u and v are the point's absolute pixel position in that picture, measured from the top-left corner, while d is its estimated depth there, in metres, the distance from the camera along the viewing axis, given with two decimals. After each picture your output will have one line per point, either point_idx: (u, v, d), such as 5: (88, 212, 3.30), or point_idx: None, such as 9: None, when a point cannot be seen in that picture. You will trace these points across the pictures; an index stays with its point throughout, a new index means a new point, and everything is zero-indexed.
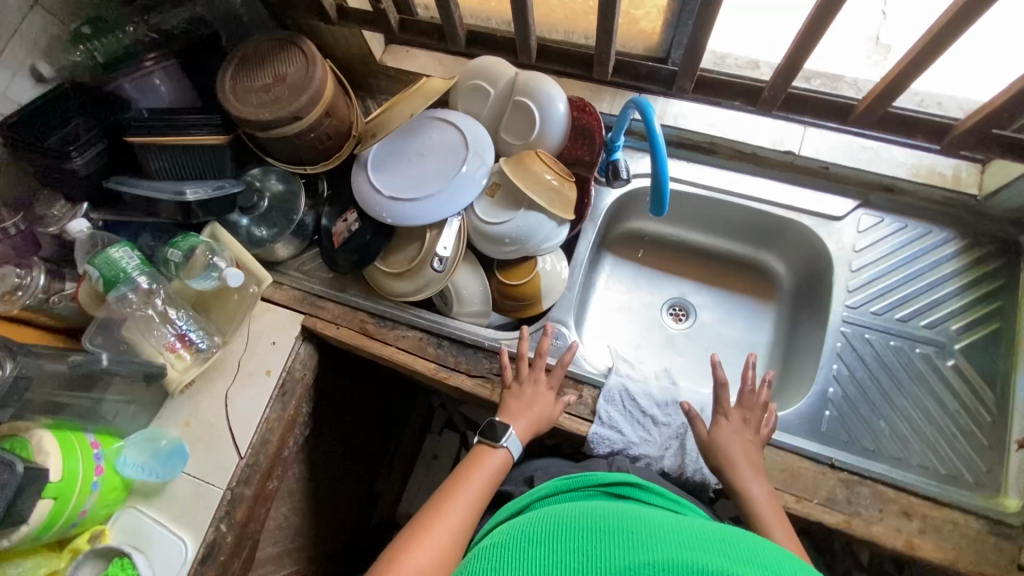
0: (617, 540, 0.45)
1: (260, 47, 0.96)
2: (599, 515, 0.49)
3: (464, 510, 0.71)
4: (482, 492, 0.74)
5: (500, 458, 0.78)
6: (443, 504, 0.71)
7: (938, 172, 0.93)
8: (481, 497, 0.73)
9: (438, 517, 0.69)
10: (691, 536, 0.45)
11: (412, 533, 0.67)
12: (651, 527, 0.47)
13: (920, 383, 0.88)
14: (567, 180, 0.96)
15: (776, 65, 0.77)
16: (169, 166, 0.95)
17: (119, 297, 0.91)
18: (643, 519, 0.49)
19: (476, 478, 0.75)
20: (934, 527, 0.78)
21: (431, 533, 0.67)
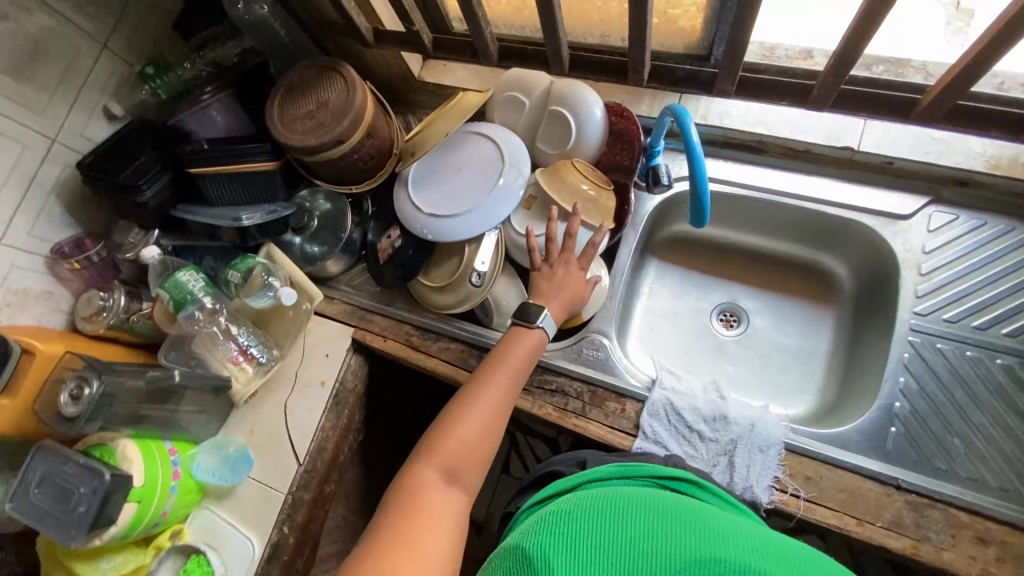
0: (678, 530, 0.45)
1: (304, 74, 1.00)
2: (668, 505, 0.48)
3: (502, 391, 0.76)
4: (519, 369, 0.78)
5: (536, 337, 0.82)
6: (482, 387, 0.75)
7: (1023, 164, 0.85)
8: (518, 375, 0.78)
9: (477, 399, 0.74)
10: (764, 545, 0.44)
11: (456, 413, 0.72)
12: (725, 530, 0.46)
13: (1001, 397, 0.81)
14: (604, 188, 0.94)
15: (827, 60, 0.72)
16: (226, 194, 1.01)
17: (187, 316, 1.00)
18: (712, 519, 0.48)
19: (512, 357, 0.79)
20: (1014, 555, 0.72)
21: (473, 414, 0.72)
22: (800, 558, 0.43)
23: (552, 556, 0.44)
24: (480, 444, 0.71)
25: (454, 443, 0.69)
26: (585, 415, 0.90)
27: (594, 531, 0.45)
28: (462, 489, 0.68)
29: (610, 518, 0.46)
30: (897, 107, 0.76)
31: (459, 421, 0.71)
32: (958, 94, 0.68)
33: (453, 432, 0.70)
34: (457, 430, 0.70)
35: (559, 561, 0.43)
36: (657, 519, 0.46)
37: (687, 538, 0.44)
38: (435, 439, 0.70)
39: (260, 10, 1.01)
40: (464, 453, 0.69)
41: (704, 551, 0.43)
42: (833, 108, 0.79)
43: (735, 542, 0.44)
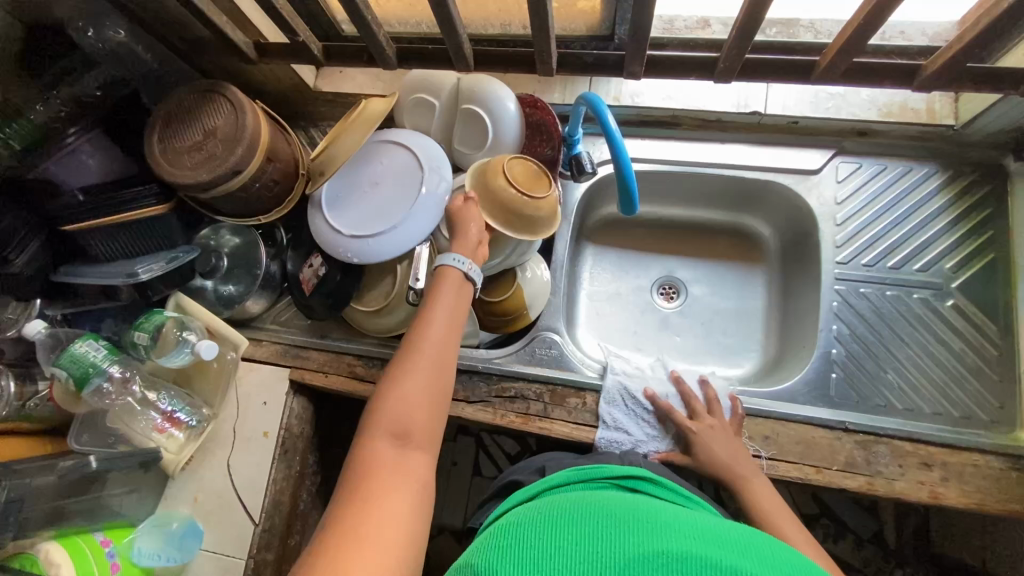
0: (629, 528, 0.43)
1: (183, 101, 0.90)
2: (621, 506, 0.47)
3: (435, 344, 0.70)
4: (452, 312, 0.73)
5: (456, 279, 0.76)
6: (413, 347, 0.70)
7: (911, 109, 0.90)
8: (452, 317, 0.73)
9: (409, 361, 0.68)
10: (713, 534, 0.43)
11: (388, 384, 0.67)
12: (674, 522, 0.45)
13: (922, 328, 0.87)
14: (529, 197, 0.83)
15: (731, 30, 0.71)
16: (116, 247, 0.90)
17: (95, 391, 0.88)
18: (663, 514, 0.46)
19: (440, 304, 0.74)
20: (956, 472, 0.77)
21: (407, 378, 0.67)
22: (748, 544, 0.42)
23: (497, 566, 0.42)
24: (424, 404, 0.66)
25: (390, 414, 0.64)
26: (548, 416, 0.88)
27: (541, 536, 0.44)
28: (417, 451, 0.63)
29: (559, 525, 0.45)
30: (800, 70, 0.77)
31: (393, 391, 0.66)
32: (852, 52, 0.70)
33: (389, 404, 0.65)
34: (393, 399, 0.65)
35: (505, 569, 0.41)
36: (606, 519, 0.45)
37: (636, 532, 0.43)
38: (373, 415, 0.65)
39: (115, 35, 0.91)
40: (405, 420, 0.64)
41: (653, 543, 0.41)
42: (740, 78, 0.80)
43: (683, 532, 0.43)
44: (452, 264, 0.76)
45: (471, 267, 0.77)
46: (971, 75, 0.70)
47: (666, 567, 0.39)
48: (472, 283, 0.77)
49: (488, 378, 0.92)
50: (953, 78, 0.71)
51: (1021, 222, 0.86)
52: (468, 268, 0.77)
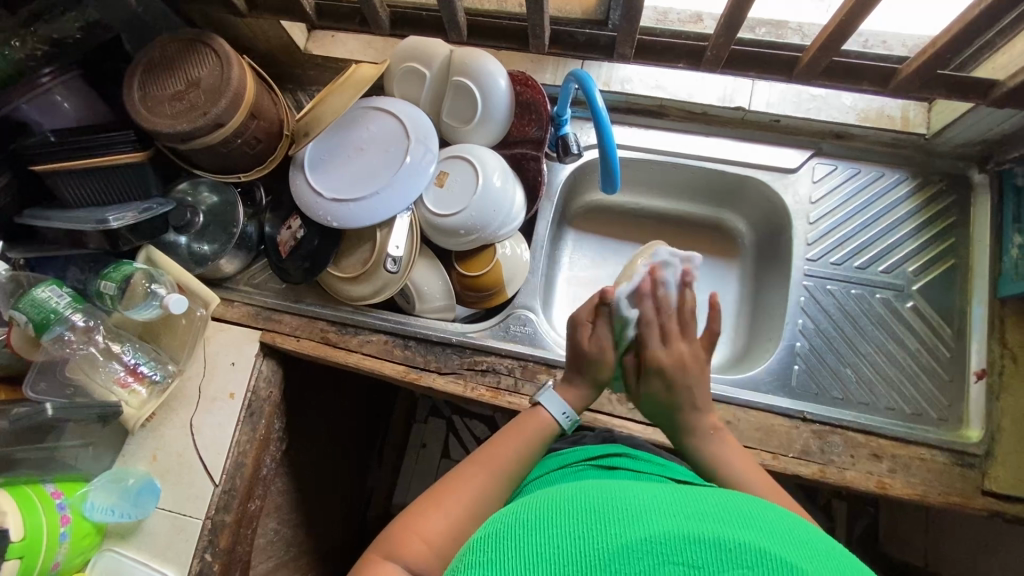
0: (609, 518, 0.41)
1: (166, 50, 0.88)
2: (590, 495, 0.44)
3: (493, 477, 0.65)
4: (522, 459, 0.69)
5: (539, 425, 0.72)
6: (473, 471, 0.65)
7: (887, 115, 0.93)
8: (519, 465, 0.68)
9: (462, 484, 0.63)
10: (686, 505, 0.42)
11: (433, 499, 0.62)
12: (645, 498, 0.43)
13: (882, 327, 0.90)
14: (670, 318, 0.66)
15: (717, 22, 0.72)
16: (86, 193, 0.89)
17: (55, 338, 0.86)
18: (630, 493, 0.44)
19: (517, 439, 0.71)
20: (903, 465, 0.81)
21: (455, 499, 0.62)
22: (724, 510, 0.42)
23: None
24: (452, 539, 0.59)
25: (421, 533, 0.58)
26: (517, 391, 0.89)
27: (517, 548, 0.40)
28: None
29: (534, 532, 0.41)
30: (782, 66, 0.79)
31: (440, 507, 0.61)
32: (833, 49, 0.72)
33: (426, 521, 0.59)
34: (429, 519, 0.60)
35: None
36: (580, 513, 0.42)
37: (614, 520, 0.40)
38: (402, 527, 0.59)
39: None
40: (432, 553, 0.58)
41: (632, 527, 0.39)
42: (726, 69, 0.81)
43: (657, 508, 0.41)
44: (552, 406, 0.74)
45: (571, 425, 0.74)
46: (942, 82, 0.73)
47: (651, 553, 0.37)
48: (560, 427, 0.74)
49: (461, 351, 0.93)
50: (926, 83, 0.73)
51: (980, 232, 0.90)
52: (561, 416, 0.74)
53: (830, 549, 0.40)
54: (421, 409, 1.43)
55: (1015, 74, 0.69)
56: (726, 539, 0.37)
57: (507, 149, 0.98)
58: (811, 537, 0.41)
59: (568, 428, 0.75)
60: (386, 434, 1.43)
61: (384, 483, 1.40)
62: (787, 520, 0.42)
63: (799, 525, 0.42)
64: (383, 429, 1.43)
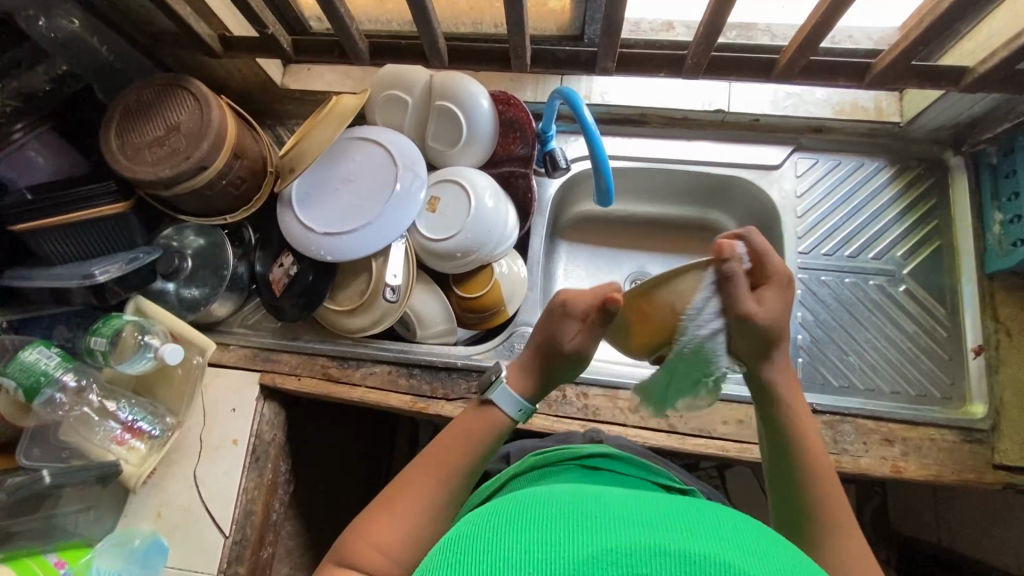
0: (580, 525, 0.39)
1: (142, 95, 0.86)
2: (563, 503, 0.43)
3: (446, 479, 0.62)
4: (472, 454, 0.64)
5: (489, 418, 0.66)
6: (423, 475, 0.62)
7: (861, 107, 0.95)
8: (470, 458, 0.64)
9: (411, 489, 0.61)
10: (657, 513, 0.40)
11: (386, 502, 0.60)
12: (616, 507, 0.41)
13: (879, 313, 0.92)
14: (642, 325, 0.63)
15: (696, 30, 0.74)
16: (68, 249, 0.86)
17: (46, 401, 0.84)
18: (603, 501, 0.43)
19: (467, 431, 0.65)
20: (915, 447, 0.82)
21: (406, 503, 0.59)
22: (694, 518, 0.40)
23: None
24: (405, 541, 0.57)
25: (373, 541, 0.57)
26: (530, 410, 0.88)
27: (481, 558, 0.38)
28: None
29: (499, 542, 0.39)
30: (760, 67, 0.80)
31: (390, 509, 0.59)
32: (810, 49, 0.73)
33: (377, 529, 0.58)
34: (381, 526, 0.58)
35: None
36: (547, 522, 0.40)
37: (582, 530, 0.38)
38: (353, 538, 0.58)
39: (69, 24, 0.84)
40: (386, 557, 0.56)
41: (600, 539, 0.37)
42: (706, 75, 0.82)
43: (628, 517, 0.39)
44: (504, 400, 0.66)
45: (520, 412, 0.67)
46: (915, 72, 0.76)
47: (619, 562, 0.35)
48: (513, 418, 0.67)
49: (468, 375, 0.92)
50: (899, 75, 0.76)
51: (962, 212, 0.92)
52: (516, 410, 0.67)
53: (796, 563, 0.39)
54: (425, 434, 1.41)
55: (986, 60, 0.72)
56: (692, 549, 0.36)
57: (494, 168, 0.98)
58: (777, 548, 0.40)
59: (523, 420, 0.69)
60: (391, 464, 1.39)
61: None
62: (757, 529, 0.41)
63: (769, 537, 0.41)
64: (387, 459, 1.40)
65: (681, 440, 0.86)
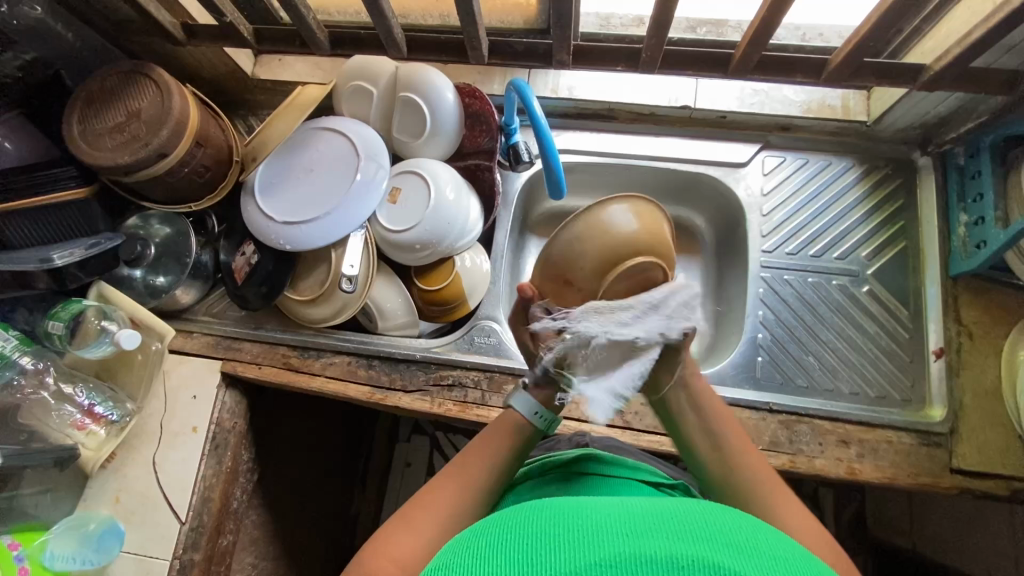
0: (561, 541, 0.38)
1: (105, 82, 0.87)
2: (543, 517, 0.42)
3: (474, 489, 0.60)
4: (500, 466, 0.63)
5: (519, 428, 0.66)
6: (449, 486, 0.59)
7: (828, 105, 0.94)
8: (497, 471, 0.63)
9: (439, 503, 0.57)
10: (636, 519, 0.40)
11: (409, 516, 0.56)
12: (598, 515, 0.40)
13: (842, 314, 0.91)
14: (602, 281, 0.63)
15: (647, 23, 0.73)
16: (27, 233, 0.86)
17: (5, 383, 0.86)
18: (584, 510, 0.42)
19: (494, 444, 0.64)
20: (871, 449, 0.81)
21: (429, 520, 0.56)
22: (674, 522, 0.39)
23: None
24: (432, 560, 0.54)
25: (396, 558, 0.52)
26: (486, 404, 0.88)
27: None
28: None
29: (480, 561, 0.39)
30: (718, 63, 0.79)
31: (413, 524, 0.55)
32: (762, 45, 0.73)
33: (398, 543, 0.53)
34: (403, 542, 0.54)
35: None
36: (527, 539, 0.40)
37: (562, 543, 0.38)
38: (373, 553, 0.53)
39: (31, 11, 0.83)
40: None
41: (580, 551, 0.37)
42: (663, 69, 0.82)
43: (609, 527, 0.39)
44: (523, 408, 0.67)
45: (545, 424, 0.67)
46: (872, 69, 0.75)
47: None
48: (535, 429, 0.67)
49: (426, 367, 0.92)
50: (855, 71, 0.75)
51: (928, 213, 0.91)
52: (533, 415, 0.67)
53: (792, 557, 0.38)
54: (402, 427, 1.41)
55: (940, 58, 0.71)
56: (675, 556, 0.35)
57: (460, 161, 0.98)
58: (767, 545, 0.39)
59: (543, 428, 0.68)
60: (366, 456, 1.40)
61: (369, 507, 1.36)
62: (746, 527, 0.40)
63: (757, 531, 0.41)
64: (364, 450, 1.40)
65: (637, 436, 0.85)
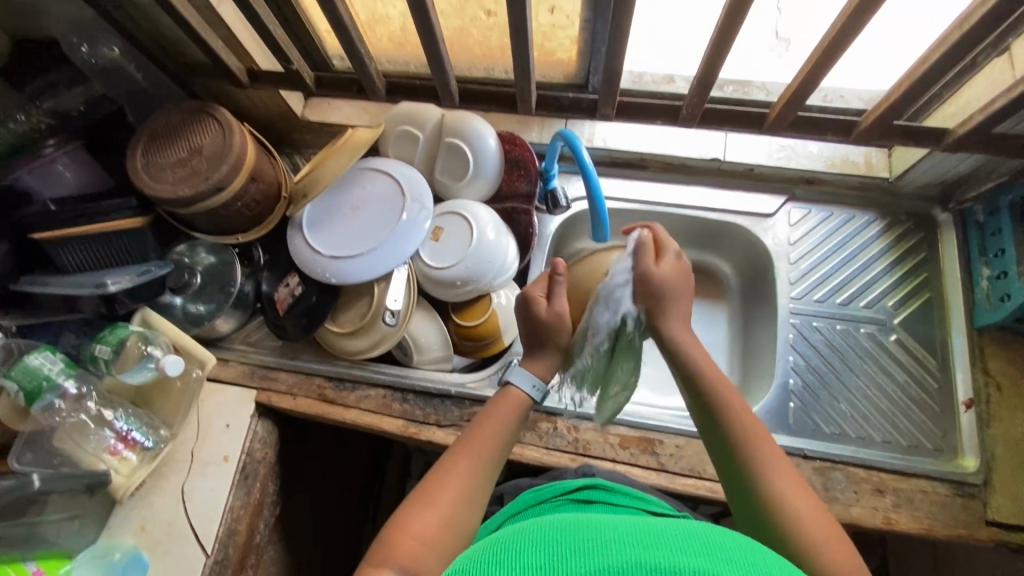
0: (571, 548, 0.40)
1: (170, 120, 0.92)
2: (554, 524, 0.44)
3: (482, 465, 0.63)
4: (503, 439, 0.66)
5: (516, 399, 0.69)
6: (457, 462, 0.63)
7: (851, 161, 0.99)
8: (500, 445, 0.66)
9: (450, 479, 0.61)
10: (643, 532, 0.41)
11: (424, 494, 0.60)
12: (606, 529, 0.42)
13: (870, 361, 0.93)
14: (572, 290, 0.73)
15: (692, 82, 0.80)
16: (85, 260, 0.89)
17: (45, 408, 0.85)
18: (593, 522, 0.43)
19: (495, 419, 0.68)
20: (907, 499, 0.81)
21: (443, 493, 0.60)
22: (678, 536, 0.41)
23: None
24: (446, 531, 0.57)
25: (414, 532, 0.56)
26: (519, 441, 0.89)
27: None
28: None
29: (491, 561, 0.40)
30: (754, 121, 0.85)
31: (428, 501, 0.59)
32: (798, 105, 0.79)
33: (413, 519, 0.57)
34: (420, 517, 0.57)
35: None
36: (536, 543, 0.41)
37: (568, 550, 0.40)
38: (390, 533, 0.57)
39: (110, 52, 0.93)
40: (427, 548, 0.56)
41: (585, 561, 0.38)
42: (701, 124, 0.88)
43: (616, 539, 0.40)
44: (522, 382, 0.70)
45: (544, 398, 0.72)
46: (899, 131, 0.80)
47: None
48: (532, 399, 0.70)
49: (461, 403, 0.93)
50: (884, 132, 0.80)
51: (950, 267, 0.94)
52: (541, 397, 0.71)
53: None
54: (419, 465, 1.39)
55: (964, 123, 0.77)
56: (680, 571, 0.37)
57: (499, 203, 1.02)
58: (766, 565, 0.40)
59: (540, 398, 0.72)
60: (381, 493, 1.37)
61: None
62: (745, 546, 0.42)
63: (753, 551, 0.42)
64: (380, 487, 1.38)
65: (671, 479, 0.85)
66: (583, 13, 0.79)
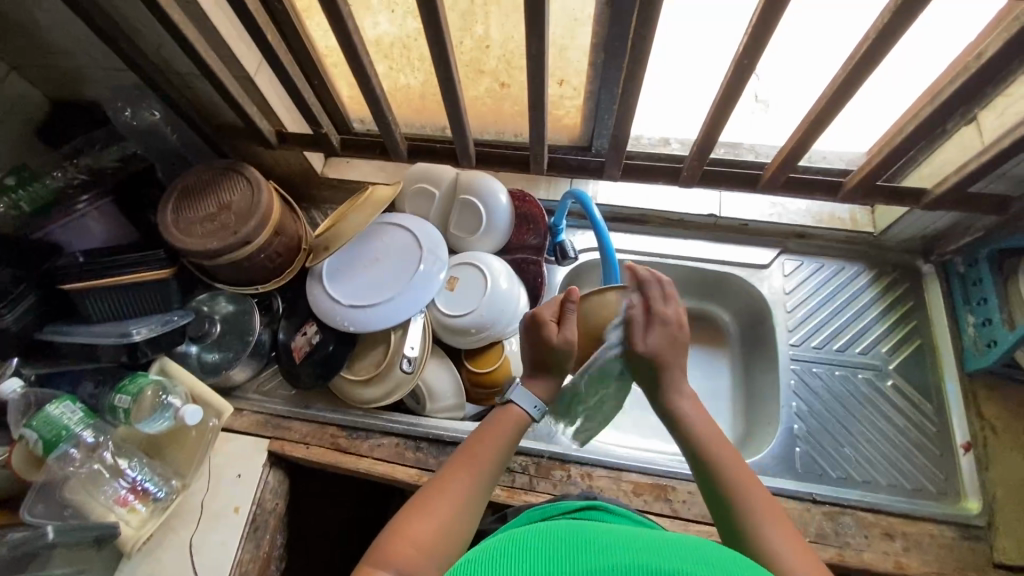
0: (579, 549, 0.42)
1: (201, 177, 0.97)
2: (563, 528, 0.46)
3: (479, 478, 0.64)
4: (499, 454, 0.67)
5: (515, 417, 0.70)
6: (454, 475, 0.64)
7: (838, 217, 1.06)
8: (497, 459, 0.67)
9: (446, 492, 0.62)
10: (647, 541, 0.43)
11: (420, 503, 0.60)
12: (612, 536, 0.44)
13: (870, 406, 0.96)
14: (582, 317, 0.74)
15: (691, 147, 0.88)
16: (108, 308, 0.91)
17: (61, 456, 0.85)
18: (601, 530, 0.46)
19: (493, 434, 0.69)
20: (916, 542, 0.82)
21: (439, 504, 0.60)
22: (678, 545, 0.43)
23: None
24: (442, 540, 0.58)
25: (410, 538, 0.57)
26: (533, 489, 0.89)
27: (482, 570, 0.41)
28: None
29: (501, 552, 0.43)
30: (748, 181, 0.94)
31: (425, 509, 0.60)
32: (790, 167, 0.87)
33: (410, 526, 0.58)
34: (417, 525, 0.58)
35: None
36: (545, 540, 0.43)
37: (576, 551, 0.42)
38: (386, 538, 0.57)
39: (151, 116, 1.00)
40: (422, 556, 0.56)
41: (586, 562, 0.41)
42: (700, 184, 0.96)
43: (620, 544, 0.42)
44: (524, 402, 0.71)
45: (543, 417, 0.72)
46: (881, 191, 0.88)
47: None
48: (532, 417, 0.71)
49: None
50: (868, 193, 0.88)
51: (937, 315, 1.00)
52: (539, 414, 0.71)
53: None
54: None
55: (939, 183, 0.85)
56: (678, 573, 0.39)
57: (509, 255, 1.07)
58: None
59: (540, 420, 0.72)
60: None
61: None
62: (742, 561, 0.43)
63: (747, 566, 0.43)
64: None
65: (685, 526, 0.86)
66: (589, 85, 0.88)
